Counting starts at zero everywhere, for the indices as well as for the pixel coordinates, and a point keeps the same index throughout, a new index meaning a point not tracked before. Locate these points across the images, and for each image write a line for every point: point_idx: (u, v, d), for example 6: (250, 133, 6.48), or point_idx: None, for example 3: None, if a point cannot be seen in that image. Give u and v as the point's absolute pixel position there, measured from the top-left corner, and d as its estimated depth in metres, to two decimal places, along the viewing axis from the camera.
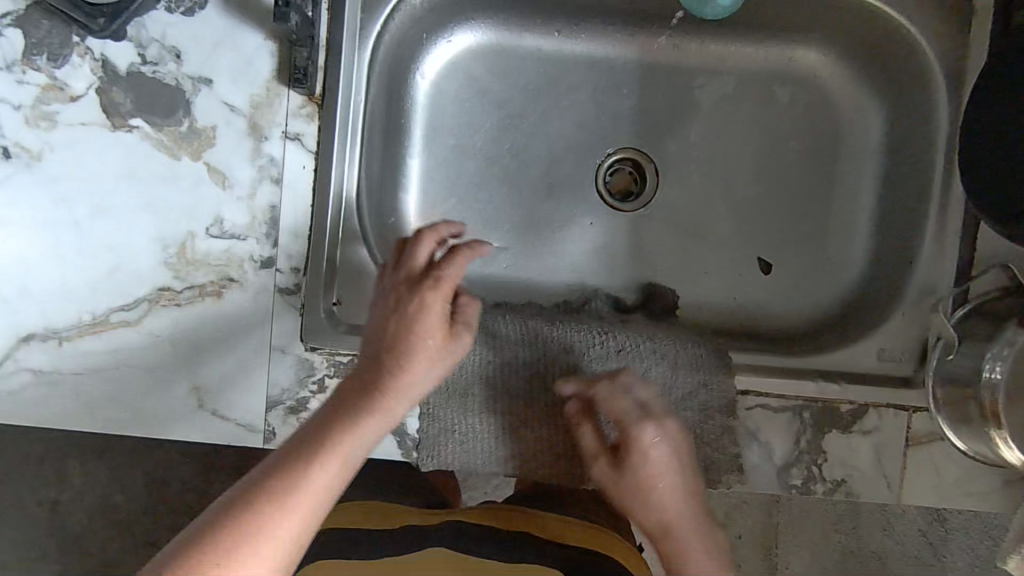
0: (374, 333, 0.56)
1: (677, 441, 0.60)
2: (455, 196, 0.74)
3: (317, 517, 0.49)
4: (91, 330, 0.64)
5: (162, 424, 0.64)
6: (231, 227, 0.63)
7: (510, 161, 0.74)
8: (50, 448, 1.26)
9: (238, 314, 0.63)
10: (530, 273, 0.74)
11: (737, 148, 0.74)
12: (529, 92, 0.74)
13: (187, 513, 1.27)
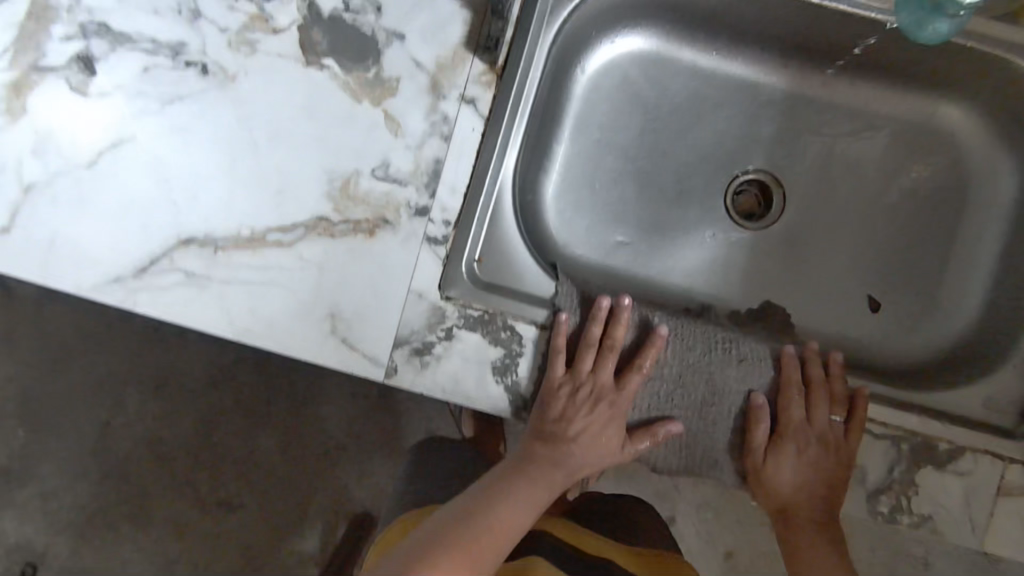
0: (556, 425, 0.67)
1: (822, 447, 0.66)
2: (585, 186, 0.78)
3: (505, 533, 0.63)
4: (247, 244, 0.68)
5: (294, 343, 0.68)
6: (395, 173, 0.67)
7: (648, 163, 0.78)
8: (116, 372, 1.30)
9: (385, 254, 0.67)
10: (647, 270, 0.78)
11: (864, 190, 0.78)
12: (677, 103, 0.79)
13: (231, 458, 1.30)
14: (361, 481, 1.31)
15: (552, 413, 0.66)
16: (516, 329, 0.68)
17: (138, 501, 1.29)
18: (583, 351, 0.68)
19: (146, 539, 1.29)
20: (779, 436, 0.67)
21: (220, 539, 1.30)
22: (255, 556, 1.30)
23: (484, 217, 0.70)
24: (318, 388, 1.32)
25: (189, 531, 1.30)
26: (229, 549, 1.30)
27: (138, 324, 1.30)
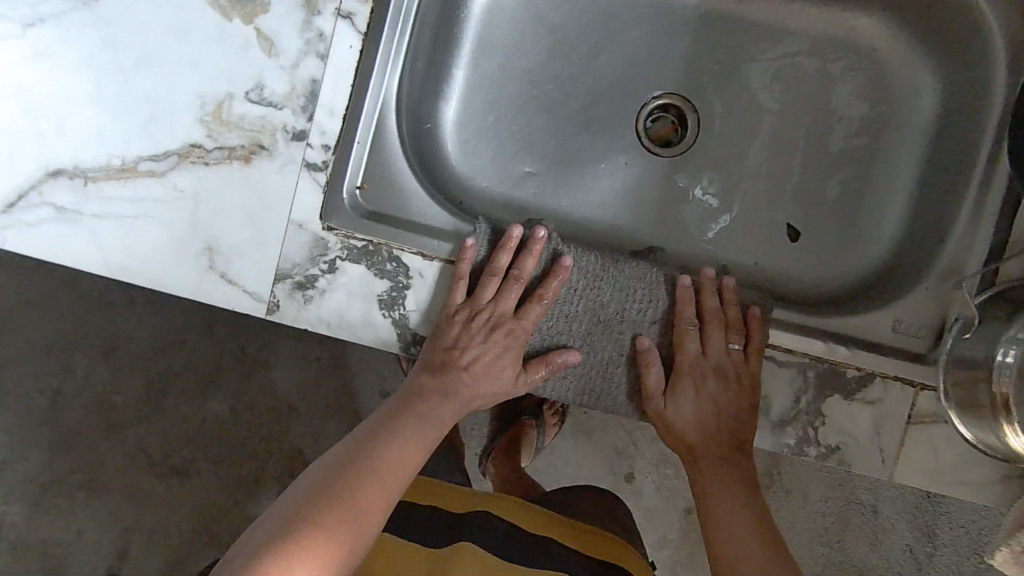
0: (448, 353, 0.62)
1: (720, 378, 0.63)
2: (488, 114, 0.74)
3: (391, 471, 0.59)
4: (118, 175, 0.64)
5: (172, 278, 0.65)
6: (270, 95, 0.63)
7: (554, 89, 0.75)
8: (56, 339, 1.26)
9: (262, 182, 0.64)
10: (555, 202, 0.74)
11: (783, 113, 0.74)
12: (584, 23, 0.74)
13: (177, 425, 1.27)
14: (311, 445, 1.28)
15: (443, 342, 0.62)
16: (403, 260, 0.64)
17: (81, 473, 1.26)
18: (486, 279, 0.64)
19: (92, 512, 1.26)
20: (674, 372, 0.64)
21: (168, 509, 1.27)
22: (206, 525, 1.27)
23: (370, 143, 0.66)
24: (262, 350, 1.29)
25: (136, 502, 1.27)
26: (179, 519, 1.27)
27: (74, 288, 1.27)
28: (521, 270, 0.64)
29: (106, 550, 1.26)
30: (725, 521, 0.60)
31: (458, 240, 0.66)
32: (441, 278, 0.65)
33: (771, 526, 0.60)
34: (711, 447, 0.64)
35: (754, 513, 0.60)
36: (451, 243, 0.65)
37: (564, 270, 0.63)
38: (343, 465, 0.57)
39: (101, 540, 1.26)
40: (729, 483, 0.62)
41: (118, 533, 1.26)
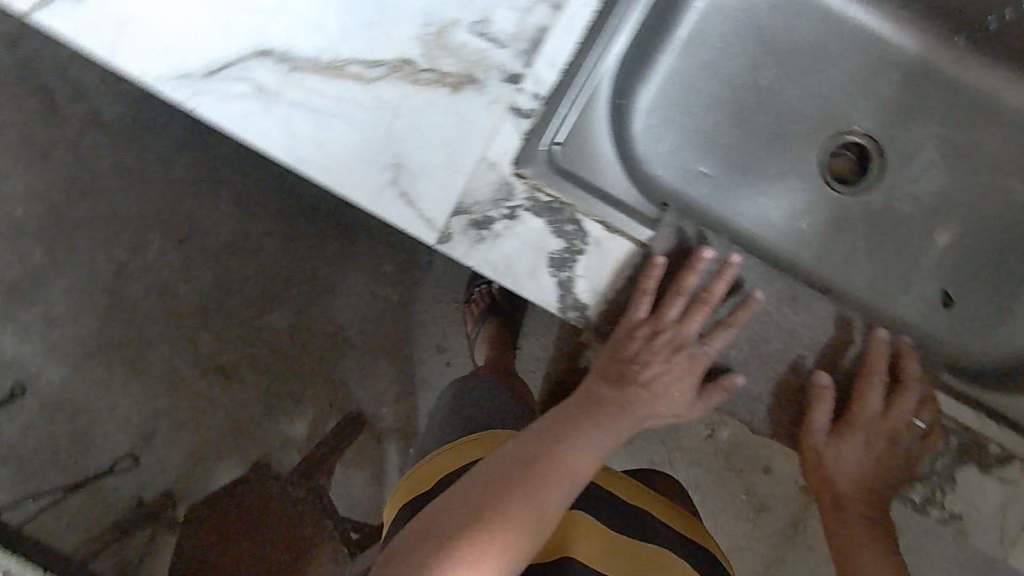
0: (626, 365, 0.65)
1: (889, 440, 0.68)
2: (678, 106, 0.74)
3: (568, 465, 0.58)
4: (323, 71, 0.63)
5: (354, 183, 0.65)
6: (496, 30, 0.62)
7: (750, 97, 0.75)
8: (137, 215, 1.28)
9: (465, 114, 0.63)
10: (722, 206, 0.74)
11: (951, 182, 0.75)
12: (791, 43, 0.75)
13: (238, 329, 1.30)
14: (358, 381, 1.31)
15: (624, 353, 0.65)
16: (584, 226, 0.63)
17: (129, 347, 1.29)
18: (672, 297, 0.64)
19: (136, 390, 1.30)
20: (847, 419, 0.68)
21: (207, 407, 1.30)
22: (240, 430, 1.31)
23: (575, 103, 0.66)
24: (336, 278, 1.31)
25: (180, 392, 1.31)
26: (217, 418, 1.31)
27: (171, 171, 1.28)
28: (709, 295, 0.63)
29: (140, 429, 1.30)
30: (869, 556, 0.67)
31: (638, 219, 0.64)
32: (614, 255, 0.64)
33: (902, 562, 0.67)
34: (854, 486, 0.70)
35: (888, 553, 0.67)
36: (631, 220, 0.64)
37: (752, 306, 0.63)
38: (519, 457, 0.57)
39: (138, 418, 1.30)
40: (875, 533, 0.69)
41: (155, 417, 1.30)
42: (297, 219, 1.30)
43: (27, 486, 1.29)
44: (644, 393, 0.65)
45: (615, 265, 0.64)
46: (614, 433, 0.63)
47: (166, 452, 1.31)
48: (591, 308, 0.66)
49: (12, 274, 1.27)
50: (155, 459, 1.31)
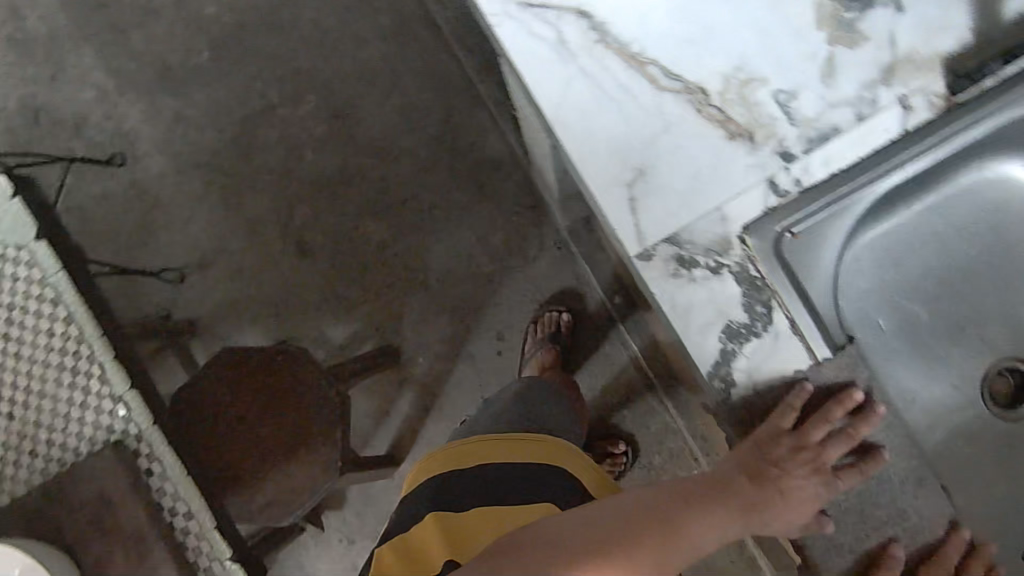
0: (765, 467, 0.60)
1: None
2: (887, 260, 0.75)
3: (668, 534, 0.55)
4: (628, 59, 0.66)
5: (593, 166, 0.66)
6: (795, 108, 0.65)
7: (950, 282, 0.76)
8: (318, 85, 1.46)
9: (727, 162, 0.65)
10: (879, 362, 0.75)
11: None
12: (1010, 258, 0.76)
13: (345, 221, 1.46)
14: (411, 321, 1.46)
15: (766, 455, 0.61)
16: (773, 315, 0.65)
17: (254, 180, 1.48)
18: (823, 420, 0.62)
19: (237, 222, 1.48)
20: None
21: (283, 267, 1.47)
22: (295, 301, 1.47)
23: (829, 209, 0.66)
24: (444, 224, 1.45)
25: (267, 242, 1.47)
26: (284, 280, 1.47)
27: (360, 65, 1.45)
28: (854, 435, 0.63)
29: (219, 252, 1.48)
30: None
31: (822, 336, 0.66)
32: (784, 355, 0.65)
33: None
34: None
35: None
36: (815, 332, 0.66)
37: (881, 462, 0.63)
38: (620, 510, 0.56)
39: (226, 245, 1.48)
40: None
41: (238, 252, 1.48)
42: (442, 157, 1.44)
43: (110, 249, 1.47)
44: (779, 501, 0.59)
45: (780, 362, 0.65)
46: (734, 522, 0.58)
47: (226, 284, 1.47)
48: (736, 388, 0.66)
49: (195, 71, 1.48)
50: (217, 285, 1.47)
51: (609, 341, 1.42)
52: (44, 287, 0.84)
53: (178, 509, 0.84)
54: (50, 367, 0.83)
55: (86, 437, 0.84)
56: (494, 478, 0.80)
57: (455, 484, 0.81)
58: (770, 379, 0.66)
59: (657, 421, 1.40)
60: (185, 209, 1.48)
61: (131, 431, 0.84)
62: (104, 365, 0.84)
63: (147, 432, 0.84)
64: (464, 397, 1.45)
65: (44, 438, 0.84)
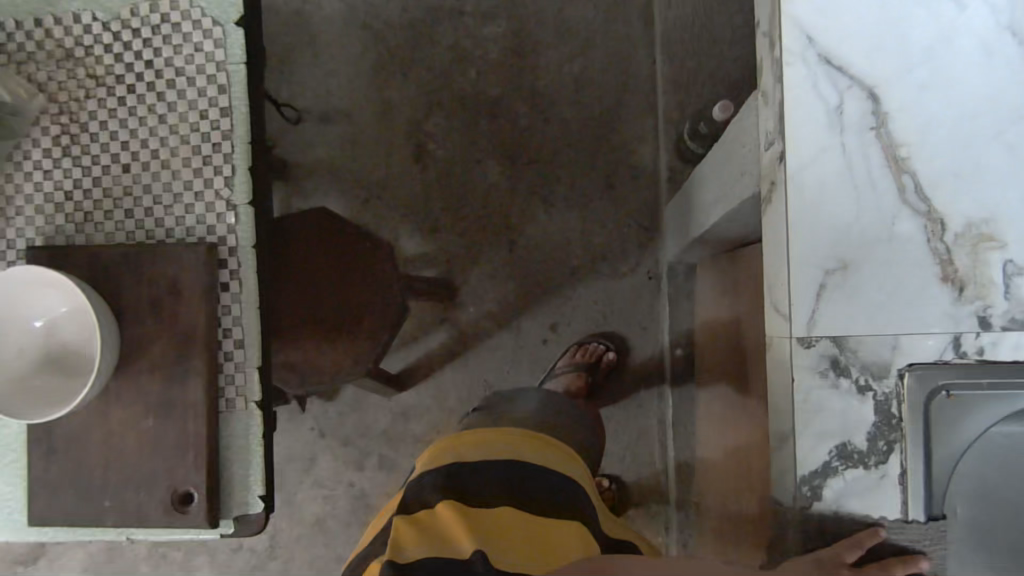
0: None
1: None
2: (1000, 466, 0.73)
3: None
4: (890, 157, 0.64)
5: (803, 236, 0.64)
6: (1017, 284, 0.63)
7: None
8: (514, 11, 1.43)
9: (926, 299, 0.64)
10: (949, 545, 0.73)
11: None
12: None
13: (473, 149, 1.44)
14: (481, 269, 1.44)
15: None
16: (889, 457, 0.64)
17: (409, 65, 1.45)
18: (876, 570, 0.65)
19: (375, 97, 1.45)
20: None
21: (394, 159, 1.45)
22: (388, 195, 1.45)
23: (996, 390, 0.64)
24: (558, 199, 1.43)
25: (392, 129, 1.45)
26: (388, 172, 1.45)
27: (564, 14, 1.42)
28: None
29: (344, 115, 1.45)
30: None
31: (921, 498, 0.64)
32: (877, 495, 0.65)
33: None
34: None
35: None
36: (919, 491, 0.64)
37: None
38: None
39: (353, 113, 1.45)
40: None
41: (361, 123, 1.45)
42: (591, 141, 1.42)
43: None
44: None
45: (868, 500, 0.65)
46: None
47: (335, 147, 1.45)
48: (817, 503, 0.65)
49: None
50: (326, 143, 1.45)
51: (646, 384, 1.43)
52: (219, 70, 0.80)
53: (233, 333, 0.81)
54: (185, 145, 0.81)
55: (184, 225, 0.81)
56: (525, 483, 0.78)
57: (487, 471, 0.79)
58: (852, 511, 0.65)
59: (649, 473, 1.43)
60: (332, 57, 1.45)
61: (227, 241, 0.81)
62: (236, 171, 0.81)
63: (242, 252, 0.81)
64: (491, 363, 1.45)
65: (146, 207, 0.81)
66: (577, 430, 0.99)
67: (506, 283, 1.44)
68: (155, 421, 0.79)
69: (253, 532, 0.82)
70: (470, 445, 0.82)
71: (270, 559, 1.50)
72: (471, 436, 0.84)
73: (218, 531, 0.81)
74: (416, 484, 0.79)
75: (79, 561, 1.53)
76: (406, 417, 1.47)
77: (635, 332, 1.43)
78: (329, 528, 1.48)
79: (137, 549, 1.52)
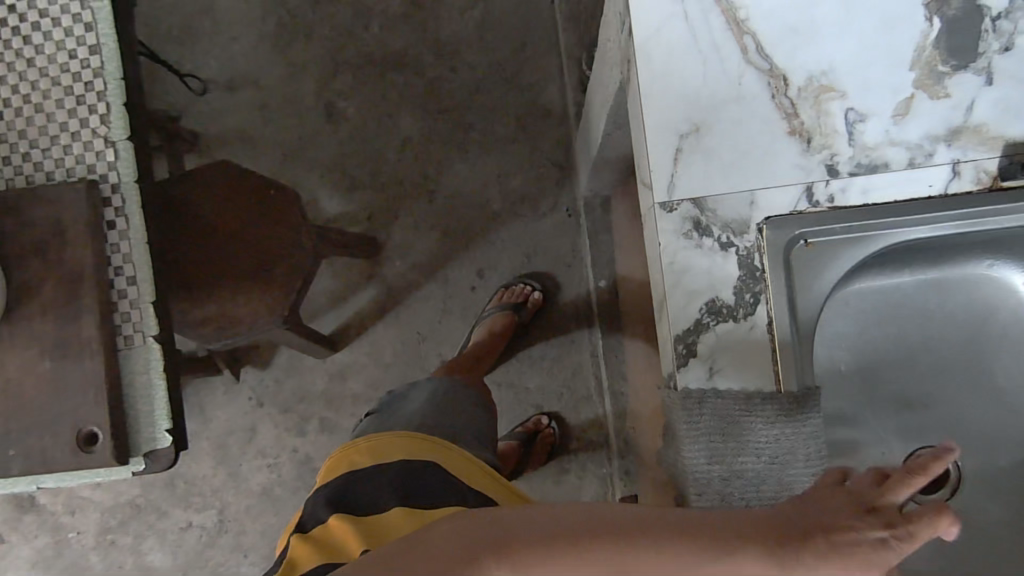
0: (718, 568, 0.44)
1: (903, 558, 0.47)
2: (867, 318, 0.76)
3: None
4: (730, 20, 0.66)
5: (654, 104, 0.67)
6: (858, 129, 0.66)
7: (920, 354, 0.77)
8: None
9: (776, 152, 0.66)
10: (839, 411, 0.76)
11: (991, 544, 0.74)
12: (969, 348, 0.77)
13: (383, 104, 1.46)
14: (404, 222, 1.46)
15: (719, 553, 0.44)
16: (757, 308, 0.67)
17: (313, 28, 1.46)
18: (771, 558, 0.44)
19: (281, 62, 1.46)
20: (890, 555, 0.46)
21: (307, 121, 1.46)
22: (305, 155, 1.46)
23: (850, 234, 0.67)
24: (473, 146, 1.45)
25: (301, 91, 1.46)
26: (301, 134, 1.46)
27: None
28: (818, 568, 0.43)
29: (252, 82, 1.46)
30: None
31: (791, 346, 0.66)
32: (746, 347, 0.66)
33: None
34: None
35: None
36: (788, 338, 0.66)
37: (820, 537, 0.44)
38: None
39: (261, 79, 1.46)
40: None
41: (269, 88, 1.46)
42: (499, 86, 1.45)
43: (149, 34, 1.46)
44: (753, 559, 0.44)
45: (740, 356, 0.66)
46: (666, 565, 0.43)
47: (244, 114, 1.46)
48: (693, 362, 0.67)
49: None
50: (236, 111, 1.46)
51: (577, 319, 1.45)
52: (83, 8, 0.81)
53: (125, 270, 0.82)
54: (57, 87, 0.82)
55: (63, 166, 0.82)
56: (400, 477, 0.83)
57: (370, 479, 0.84)
58: (728, 369, 0.67)
59: (588, 407, 1.45)
60: (237, 25, 1.46)
61: (108, 178, 0.82)
62: (111, 108, 0.82)
63: (125, 187, 0.83)
64: (422, 314, 1.46)
65: (23, 151, 0.82)
66: (467, 404, 1.06)
67: (431, 234, 1.46)
68: (52, 362, 0.79)
69: (165, 467, 0.83)
70: (357, 453, 0.89)
71: (221, 534, 1.48)
72: (361, 445, 0.90)
73: (129, 469, 0.82)
74: (314, 503, 0.85)
75: (26, 558, 1.50)
76: (343, 376, 1.47)
77: (561, 271, 1.45)
78: (278, 496, 1.47)
79: (85, 540, 1.50)
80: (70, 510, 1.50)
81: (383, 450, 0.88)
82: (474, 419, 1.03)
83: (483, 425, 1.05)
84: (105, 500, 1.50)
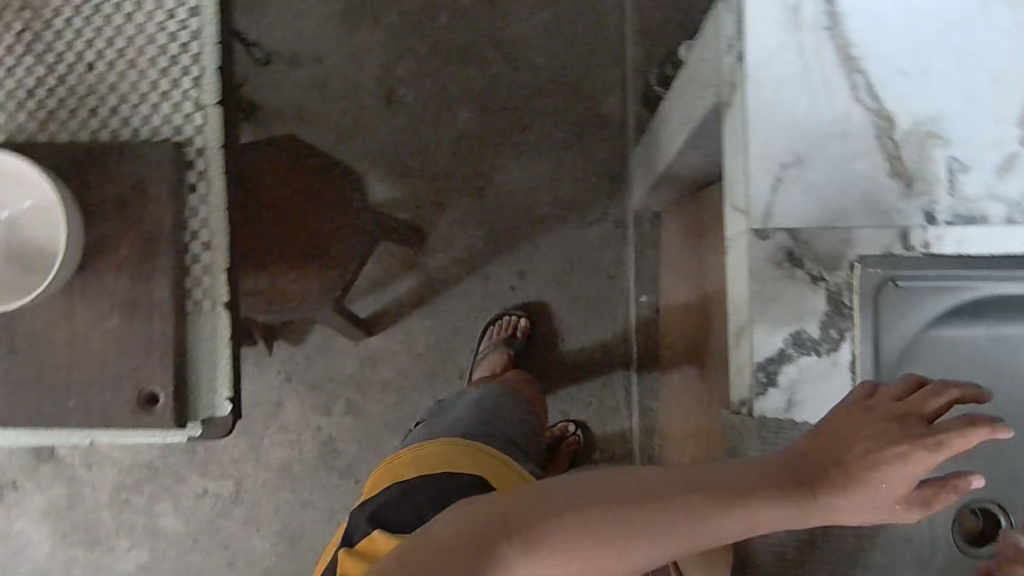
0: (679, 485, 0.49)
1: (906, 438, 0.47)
2: None
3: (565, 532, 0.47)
4: (845, 56, 0.67)
5: (762, 131, 0.67)
6: (960, 179, 0.67)
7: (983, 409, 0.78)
8: None
9: (877, 192, 0.67)
10: None
11: None
12: None
13: (443, 96, 1.46)
14: (452, 215, 1.46)
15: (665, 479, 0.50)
16: (840, 345, 0.67)
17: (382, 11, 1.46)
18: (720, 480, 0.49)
19: (346, 41, 1.46)
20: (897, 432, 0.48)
21: (366, 104, 1.47)
22: (360, 137, 1.46)
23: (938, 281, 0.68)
24: (528, 147, 1.46)
25: (363, 74, 1.47)
26: (359, 116, 1.47)
27: None
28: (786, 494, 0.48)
29: (315, 59, 1.46)
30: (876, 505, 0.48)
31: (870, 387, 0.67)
32: (828, 380, 0.67)
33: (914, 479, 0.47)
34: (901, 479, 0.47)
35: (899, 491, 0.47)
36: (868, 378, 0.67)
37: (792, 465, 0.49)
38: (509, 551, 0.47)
39: (324, 56, 1.46)
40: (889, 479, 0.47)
41: (331, 68, 1.47)
42: (561, 90, 1.45)
43: None
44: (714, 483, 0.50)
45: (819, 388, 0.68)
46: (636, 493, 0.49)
47: (303, 90, 1.46)
48: (775, 391, 0.67)
49: None
50: (296, 86, 1.46)
51: (612, 331, 1.45)
52: None
53: (201, 235, 0.81)
54: (153, 45, 0.82)
55: (149, 124, 0.82)
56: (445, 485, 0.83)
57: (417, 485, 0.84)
58: (808, 399, 0.67)
59: (614, 419, 1.46)
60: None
61: (194, 142, 0.82)
62: (205, 71, 0.82)
63: (210, 152, 0.82)
64: (459, 309, 1.47)
65: (111, 105, 0.81)
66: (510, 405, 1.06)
67: (477, 231, 1.46)
68: (120, 320, 0.80)
69: (220, 436, 0.82)
70: (404, 465, 0.89)
71: (236, 504, 1.49)
72: (408, 457, 0.91)
73: (184, 433, 0.82)
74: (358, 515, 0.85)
75: (39, 507, 1.51)
76: (373, 362, 1.47)
77: (603, 281, 1.45)
78: (296, 474, 1.48)
79: (99, 495, 1.51)
80: (87, 464, 1.51)
81: (428, 460, 0.89)
82: (517, 425, 1.04)
83: (524, 429, 1.05)
84: (123, 458, 1.50)
